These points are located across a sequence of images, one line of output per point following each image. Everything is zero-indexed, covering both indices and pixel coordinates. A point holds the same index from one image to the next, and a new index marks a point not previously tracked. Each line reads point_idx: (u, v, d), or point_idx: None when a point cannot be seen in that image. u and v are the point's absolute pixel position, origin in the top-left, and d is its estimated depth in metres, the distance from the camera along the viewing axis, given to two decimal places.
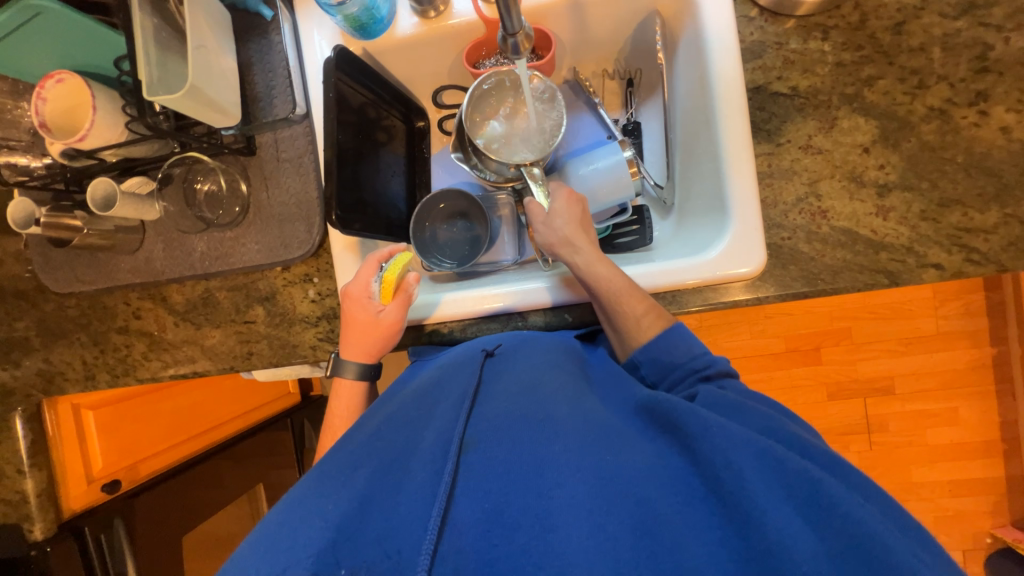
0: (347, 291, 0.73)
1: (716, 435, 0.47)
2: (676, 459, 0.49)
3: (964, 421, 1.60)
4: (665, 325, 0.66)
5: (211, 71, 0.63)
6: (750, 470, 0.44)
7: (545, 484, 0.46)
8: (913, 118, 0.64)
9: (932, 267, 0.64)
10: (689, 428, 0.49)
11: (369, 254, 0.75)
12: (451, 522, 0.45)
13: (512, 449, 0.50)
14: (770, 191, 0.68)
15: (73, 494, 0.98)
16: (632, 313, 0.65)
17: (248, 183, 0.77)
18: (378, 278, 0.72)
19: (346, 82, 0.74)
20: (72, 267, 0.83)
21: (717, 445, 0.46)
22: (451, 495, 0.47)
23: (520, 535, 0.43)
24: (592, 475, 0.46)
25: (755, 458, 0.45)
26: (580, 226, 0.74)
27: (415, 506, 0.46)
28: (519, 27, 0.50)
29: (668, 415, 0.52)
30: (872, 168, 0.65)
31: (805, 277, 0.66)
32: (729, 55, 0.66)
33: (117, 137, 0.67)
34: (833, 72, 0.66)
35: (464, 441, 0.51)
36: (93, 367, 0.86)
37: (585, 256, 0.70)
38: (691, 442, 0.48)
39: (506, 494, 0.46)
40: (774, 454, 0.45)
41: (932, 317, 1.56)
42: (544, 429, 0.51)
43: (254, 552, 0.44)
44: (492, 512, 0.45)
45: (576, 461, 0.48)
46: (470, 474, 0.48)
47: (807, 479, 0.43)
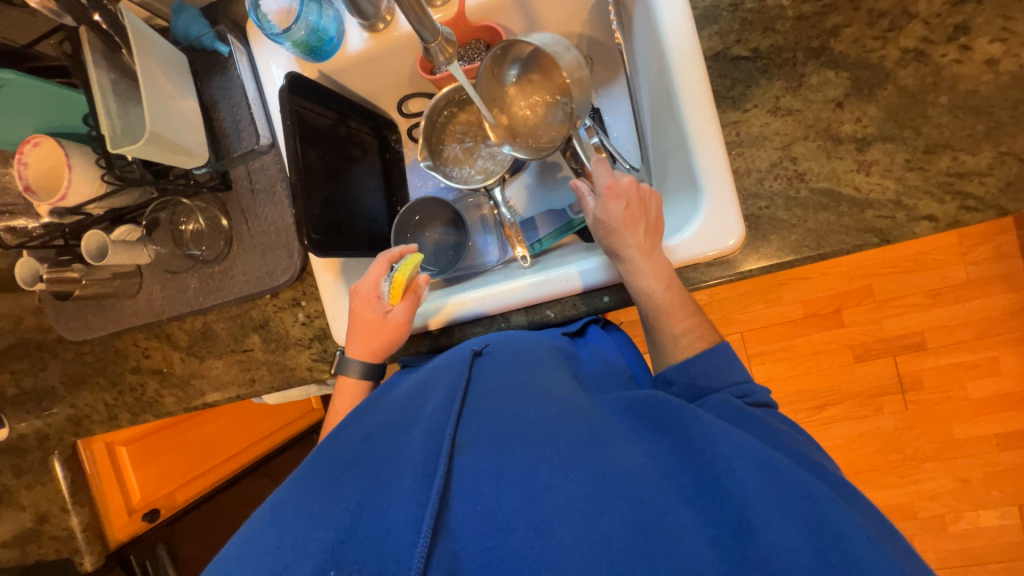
0: (357, 289, 0.74)
1: (720, 444, 0.48)
2: (673, 459, 0.49)
3: (1006, 370, 1.51)
4: (710, 346, 0.62)
5: (170, 117, 0.65)
6: (749, 476, 0.45)
7: (539, 485, 0.46)
8: (888, 64, 0.60)
9: (924, 219, 0.60)
10: (693, 433, 0.50)
11: (380, 255, 0.76)
12: (447, 525, 0.45)
13: (505, 452, 0.49)
14: (742, 160, 0.65)
15: (117, 525, 1.06)
16: (672, 331, 0.64)
17: (228, 217, 0.80)
18: (388, 278, 0.73)
19: (306, 106, 0.74)
20: (83, 316, 0.88)
21: (719, 452, 0.47)
22: (443, 495, 0.46)
23: (516, 539, 0.43)
24: (585, 477, 0.46)
25: (758, 466, 0.46)
26: (627, 224, 0.65)
27: (405, 507, 0.46)
28: (437, 34, 0.52)
29: (670, 420, 0.53)
30: (847, 123, 0.62)
31: (785, 245, 0.64)
32: (681, 26, 0.63)
33: (98, 191, 0.70)
34: (796, 27, 0.63)
35: (456, 442, 0.50)
36: (115, 408, 0.92)
37: (632, 265, 0.64)
38: (693, 446, 0.49)
39: (500, 495, 0.46)
40: (775, 465, 0.46)
41: (961, 265, 1.47)
42: (537, 428, 0.50)
43: (241, 556, 0.45)
44: (486, 514, 0.45)
45: (571, 464, 0.47)
46: (463, 476, 0.47)
47: (801, 488, 0.45)
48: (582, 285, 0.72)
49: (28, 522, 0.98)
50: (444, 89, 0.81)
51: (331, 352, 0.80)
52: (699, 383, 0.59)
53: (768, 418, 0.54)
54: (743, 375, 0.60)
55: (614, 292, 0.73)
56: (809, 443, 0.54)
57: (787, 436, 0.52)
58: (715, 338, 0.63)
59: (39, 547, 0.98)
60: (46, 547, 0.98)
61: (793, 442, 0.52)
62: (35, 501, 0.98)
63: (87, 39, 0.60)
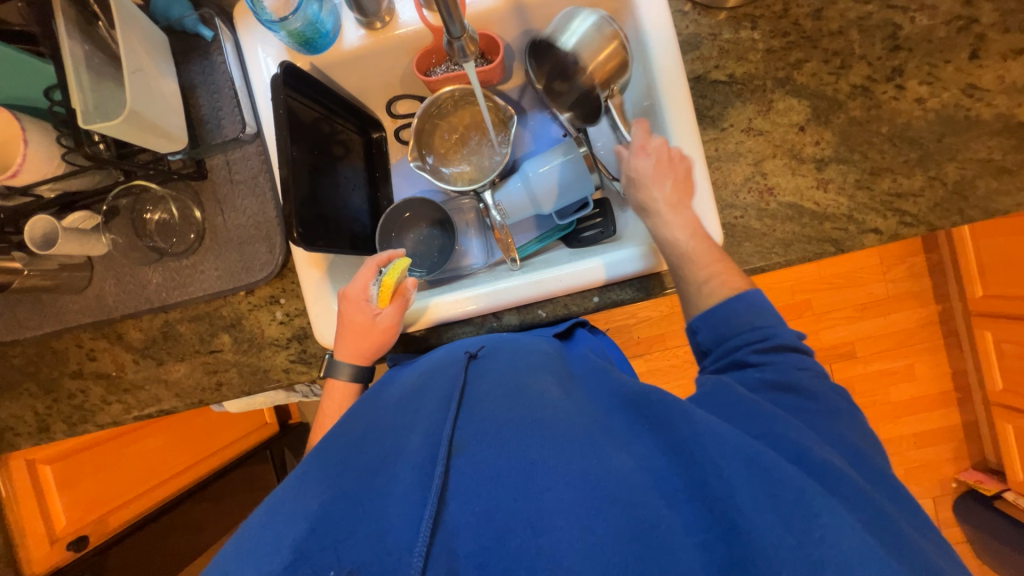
0: (345, 293, 0.72)
1: (707, 443, 0.43)
2: (664, 462, 0.45)
3: (919, 375, 1.71)
4: (736, 292, 0.59)
5: (152, 96, 0.62)
6: (738, 479, 0.41)
7: (535, 486, 0.43)
8: (841, 96, 0.69)
9: (871, 232, 0.69)
10: (680, 433, 0.45)
11: (368, 259, 0.75)
12: (444, 523, 0.42)
13: (504, 453, 0.46)
14: (720, 174, 0.71)
15: (35, 557, 0.94)
16: (694, 279, 0.62)
17: (201, 209, 0.75)
18: (377, 282, 0.71)
19: (296, 98, 0.72)
20: (13, 313, 0.78)
21: (709, 453, 0.43)
22: (441, 498, 0.43)
23: (513, 539, 0.40)
24: (580, 480, 0.43)
25: (745, 464, 0.42)
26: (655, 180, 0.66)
27: (403, 509, 0.43)
28: (463, 32, 0.52)
29: (661, 415, 0.48)
30: (809, 145, 0.70)
31: (758, 252, 0.70)
32: (669, 49, 0.69)
33: (54, 171, 0.65)
34: (765, 58, 0.70)
35: (453, 443, 0.47)
36: (47, 418, 0.81)
37: (660, 217, 0.66)
38: (681, 445, 0.45)
39: (498, 495, 0.43)
40: (763, 462, 0.42)
41: (883, 282, 1.67)
42: (533, 428, 0.48)
43: (239, 553, 0.42)
44: (485, 515, 0.42)
45: (566, 462, 0.44)
46: (462, 480, 0.44)
47: (790, 487, 0.40)
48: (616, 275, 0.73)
49: None
50: (444, 88, 0.81)
51: (312, 353, 0.77)
52: (721, 330, 0.58)
53: (769, 407, 0.49)
54: (770, 318, 0.56)
55: (603, 293, 0.76)
56: (827, 417, 0.49)
57: (784, 422, 0.47)
58: (745, 287, 0.60)
59: None
60: None
61: (791, 425, 0.47)
62: None
63: (60, 7, 0.56)
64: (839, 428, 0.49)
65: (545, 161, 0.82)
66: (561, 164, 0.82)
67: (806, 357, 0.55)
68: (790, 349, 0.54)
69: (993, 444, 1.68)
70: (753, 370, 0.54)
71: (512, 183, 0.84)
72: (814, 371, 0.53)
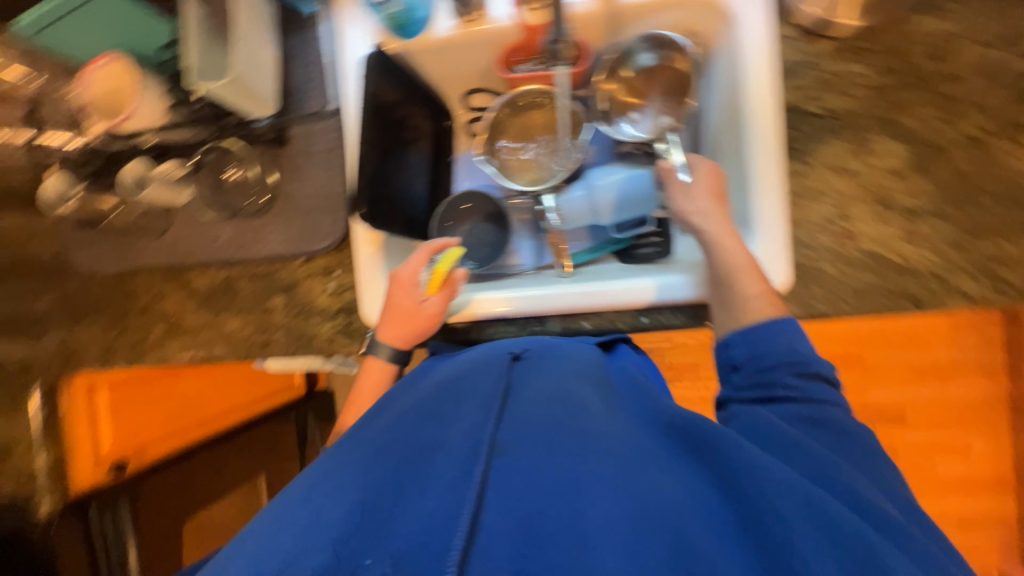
0: (396, 275, 0.73)
1: (761, 476, 0.41)
2: (712, 493, 0.43)
3: (975, 455, 1.57)
4: (778, 313, 0.60)
5: (252, 66, 0.67)
6: (797, 519, 0.38)
7: (580, 497, 0.42)
8: (948, 146, 0.64)
9: (959, 295, 0.63)
10: (731, 463, 0.43)
11: (423, 244, 0.76)
12: (483, 525, 0.41)
13: (546, 460, 0.45)
14: (799, 211, 0.67)
15: (81, 474, 1.02)
16: (743, 293, 0.62)
17: (277, 174, 0.79)
18: (429, 269, 0.74)
19: (383, 82, 0.75)
20: (99, 247, 0.85)
21: (762, 486, 0.41)
22: (480, 497, 0.43)
23: (554, 550, 0.39)
24: (626, 499, 0.41)
25: (804, 504, 0.39)
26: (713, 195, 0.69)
27: (441, 500, 0.43)
28: None
29: (709, 442, 0.46)
30: (903, 194, 0.65)
31: (827, 298, 0.66)
32: (765, 74, 0.66)
33: (157, 122, 0.71)
34: (869, 96, 0.66)
35: (495, 443, 0.47)
36: (112, 346, 0.87)
37: (713, 228, 0.67)
38: (731, 476, 0.43)
39: (541, 503, 0.42)
40: (821, 504, 0.40)
41: (948, 348, 1.54)
42: (577, 440, 0.46)
43: (279, 524, 0.44)
44: (525, 522, 0.41)
45: (611, 480, 0.43)
46: (502, 479, 0.44)
47: (855, 536, 0.37)
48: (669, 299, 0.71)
49: None
50: (527, 87, 0.81)
51: (357, 328, 0.79)
52: (758, 348, 0.58)
53: (816, 446, 0.47)
54: (807, 348, 0.57)
55: (653, 314, 0.74)
56: (868, 460, 0.48)
57: (835, 465, 0.45)
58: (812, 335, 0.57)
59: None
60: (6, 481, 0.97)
61: (839, 466, 0.45)
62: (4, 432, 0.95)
63: None
64: (881, 480, 0.47)
65: (613, 174, 0.81)
66: (627, 179, 0.80)
67: (835, 392, 0.55)
68: (823, 380, 0.55)
69: None
70: (786, 404, 0.53)
71: (575, 190, 0.83)
72: (843, 408, 0.53)
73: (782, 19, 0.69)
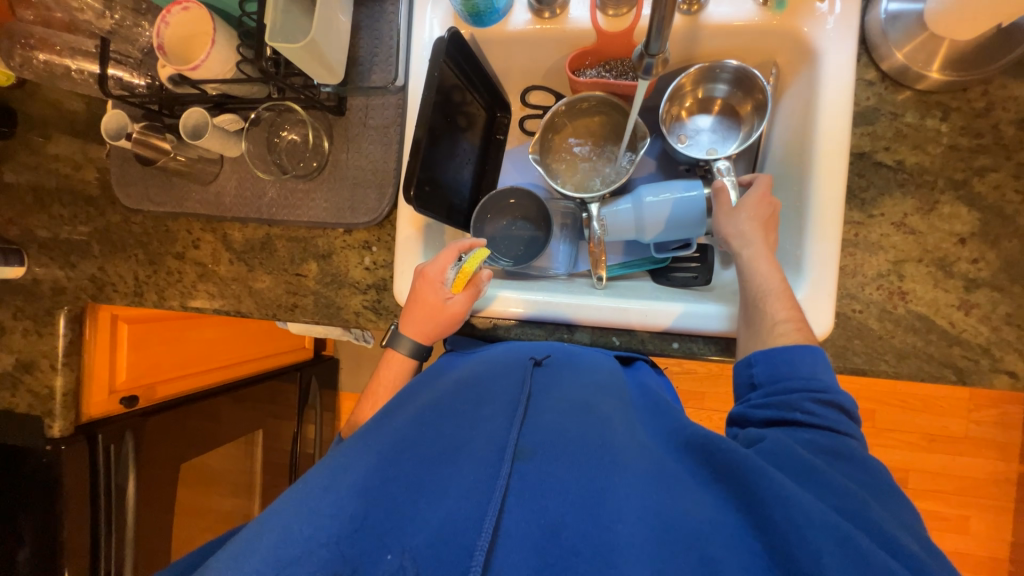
0: (422, 271, 0.72)
1: (791, 508, 0.38)
2: (738, 520, 0.41)
3: (972, 532, 1.53)
4: (805, 342, 0.57)
5: (329, 31, 0.67)
6: (831, 558, 0.35)
7: (605, 513, 0.42)
8: (1020, 219, 0.62)
9: (1005, 373, 0.61)
10: (758, 491, 0.41)
11: (451, 242, 0.75)
12: (505, 530, 0.42)
13: (569, 472, 0.46)
14: (851, 261, 0.66)
15: (94, 401, 1.00)
16: (770, 314, 0.60)
17: (330, 142, 0.79)
18: (455, 267, 0.71)
19: (450, 65, 0.74)
20: (146, 186, 0.86)
21: (791, 519, 0.38)
22: (503, 501, 0.43)
23: (579, 563, 0.39)
24: (651, 519, 0.41)
25: (836, 542, 0.36)
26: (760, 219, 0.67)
27: (465, 500, 0.43)
28: (659, 51, 0.51)
29: (732, 465, 0.44)
30: (964, 261, 0.63)
31: (867, 354, 0.64)
32: (840, 115, 0.64)
33: (223, 75, 0.70)
34: (945, 155, 0.64)
35: (518, 447, 0.48)
36: (143, 285, 0.89)
37: (754, 251, 0.65)
38: (758, 506, 0.40)
39: (565, 513, 0.43)
40: (860, 547, 0.36)
41: (963, 420, 1.50)
42: (601, 454, 0.47)
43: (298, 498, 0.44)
44: (549, 531, 0.42)
45: (637, 499, 0.43)
46: (525, 485, 0.45)
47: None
48: (703, 329, 0.70)
49: (10, 366, 0.96)
50: (592, 92, 0.80)
51: (385, 306, 0.79)
52: (780, 370, 0.55)
53: (841, 477, 0.43)
54: (830, 379, 0.53)
55: (684, 341, 0.73)
56: (883, 494, 0.44)
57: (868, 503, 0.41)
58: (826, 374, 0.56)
59: (13, 396, 0.96)
60: (19, 398, 0.96)
61: (867, 502, 0.41)
62: (27, 349, 0.96)
63: None
64: (906, 518, 0.43)
65: (662, 191, 0.78)
66: (679, 198, 0.77)
67: (855, 426, 0.51)
68: (843, 410, 0.51)
69: None
70: (802, 429, 0.49)
71: (622, 204, 0.81)
72: (862, 443, 0.49)
73: (865, 62, 0.67)
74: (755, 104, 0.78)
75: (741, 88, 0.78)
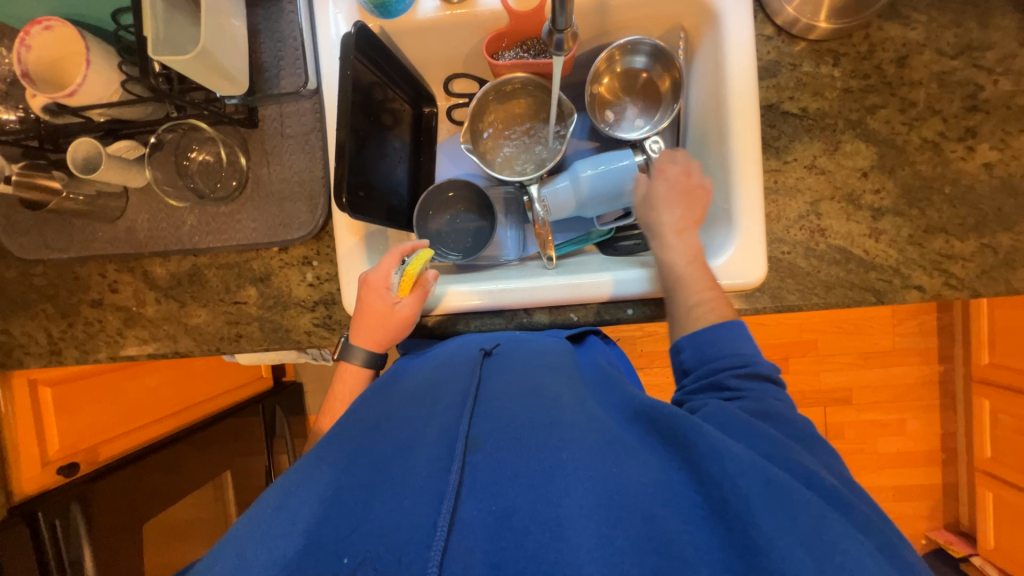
0: (366, 278, 0.70)
1: (722, 457, 0.42)
2: (680, 477, 0.44)
3: (910, 432, 1.72)
4: (722, 318, 0.61)
5: (222, 38, 0.62)
6: (756, 496, 0.39)
7: (555, 489, 0.42)
8: (909, 148, 0.68)
9: (914, 288, 0.68)
10: (694, 445, 0.44)
11: (393, 246, 0.72)
12: (459, 520, 0.41)
13: (520, 455, 0.46)
14: (775, 207, 0.70)
15: (26, 477, 0.91)
16: (687, 299, 0.64)
17: (247, 157, 0.74)
18: (399, 271, 0.69)
19: (363, 62, 0.71)
20: (41, 232, 0.77)
21: (724, 467, 0.41)
22: (457, 494, 0.42)
23: (531, 542, 0.39)
24: (599, 487, 0.42)
25: (761, 481, 0.40)
26: (666, 204, 0.71)
27: (418, 501, 0.42)
28: (567, 24, 0.51)
29: (671, 426, 0.47)
30: (868, 193, 0.69)
31: (800, 291, 0.70)
32: (746, 72, 0.68)
33: (110, 98, 0.64)
34: (841, 98, 0.69)
35: (470, 439, 0.48)
36: (60, 342, 0.80)
37: (664, 240, 0.68)
38: (695, 460, 0.43)
39: (515, 496, 0.42)
40: (780, 483, 0.40)
41: (891, 334, 1.67)
42: (552, 432, 0.48)
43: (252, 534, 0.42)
44: (500, 515, 0.41)
45: (586, 471, 0.44)
46: (477, 475, 0.44)
47: (808, 511, 0.38)
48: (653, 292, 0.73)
49: None
50: (514, 74, 0.80)
51: (337, 320, 0.76)
52: (706, 351, 0.58)
53: (764, 427, 0.48)
54: (750, 349, 0.57)
55: (638, 306, 0.75)
56: (807, 445, 0.49)
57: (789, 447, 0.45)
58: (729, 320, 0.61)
59: None
60: None
61: (785, 443, 0.46)
62: None
63: None
64: (824, 458, 0.48)
65: (598, 164, 0.80)
66: (612, 170, 0.79)
67: (779, 389, 0.55)
68: (766, 377, 0.55)
69: (968, 509, 1.71)
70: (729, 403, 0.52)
71: (559, 181, 0.83)
72: (786, 403, 0.53)
73: (762, 18, 0.71)
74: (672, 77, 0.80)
75: (658, 59, 0.80)
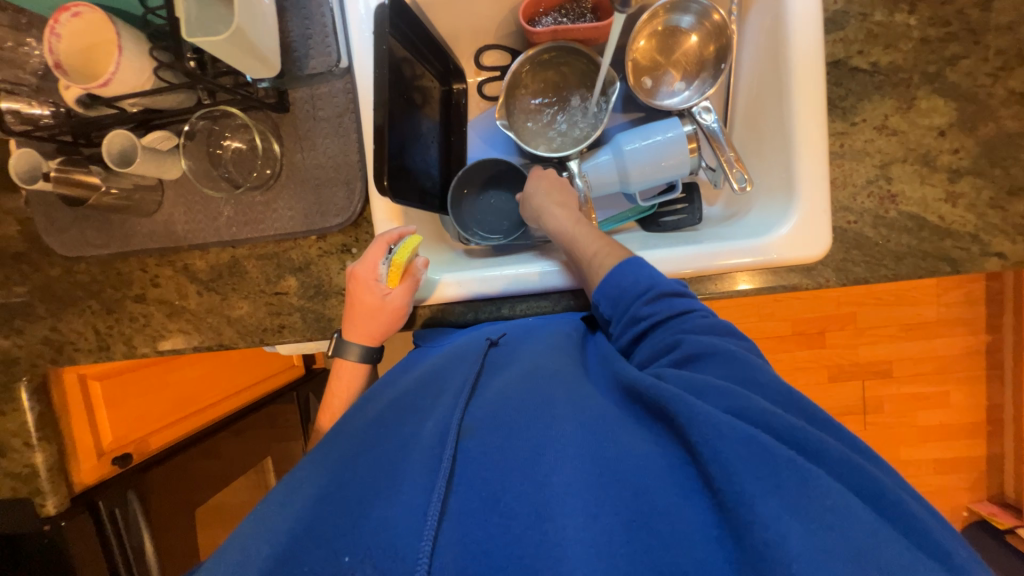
0: (355, 272, 0.67)
1: (701, 423, 0.38)
2: (672, 450, 0.41)
3: (954, 404, 1.67)
4: (621, 258, 0.61)
5: (254, 16, 0.59)
6: (741, 461, 0.36)
7: (542, 470, 0.40)
8: (993, 102, 0.62)
9: (994, 256, 0.63)
10: (677, 413, 0.40)
11: (378, 234, 0.69)
12: (449, 511, 0.38)
13: (510, 438, 0.43)
14: (840, 172, 0.66)
15: (84, 468, 0.92)
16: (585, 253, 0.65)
17: (280, 143, 0.71)
18: (387, 261, 0.66)
19: (397, 35, 0.67)
20: (81, 230, 0.77)
21: (703, 434, 0.38)
22: (448, 481, 0.40)
23: (516, 527, 0.37)
24: (590, 464, 0.40)
25: (746, 447, 0.36)
26: (541, 188, 0.75)
27: (407, 489, 0.39)
28: None
29: (657, 402, 0.43)
30: (946, 153, 0.64)
31: (867, 262, 0.65)
32: (810, 23, 0.62)
33: (142, 85, 0.62)
34: (917, 49, 0.63)
35: (462, 427, 0.44)
36: (107, 337, 0.81)
37: (550, 216, 0.71)
38: (682, 431, 0.40)
39: (505, 479, 0.39)
40: (762, 443, 0.37)
41: (934, 305, 1.60)
42: (543, 412, 0.45)
43: (253, 531, 0.41)
44: (489, 499, 0.38)
45: (577, 449, 0.41)
46: (467, 463, 0.41)
47: (797, 472, 0.36)
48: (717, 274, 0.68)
49: None
50: (549, 41, 0.76)
51: None
52: (617, 297, 0.59)
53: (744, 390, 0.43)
54: (653, 274, 0.58)
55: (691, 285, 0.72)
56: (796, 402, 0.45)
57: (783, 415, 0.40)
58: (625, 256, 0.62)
59: None
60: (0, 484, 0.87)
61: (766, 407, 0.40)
62: None
63: None
64: None
65: (641, 138, 0.75)
66: (659, 142, 0.74)
67: (699, 310, 0.54)
68: (673, 294, 0.56)
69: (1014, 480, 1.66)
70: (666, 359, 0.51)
71: (602, 156, 0.78)
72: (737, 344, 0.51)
73: None
74: (721, 40, 0.75)
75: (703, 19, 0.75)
